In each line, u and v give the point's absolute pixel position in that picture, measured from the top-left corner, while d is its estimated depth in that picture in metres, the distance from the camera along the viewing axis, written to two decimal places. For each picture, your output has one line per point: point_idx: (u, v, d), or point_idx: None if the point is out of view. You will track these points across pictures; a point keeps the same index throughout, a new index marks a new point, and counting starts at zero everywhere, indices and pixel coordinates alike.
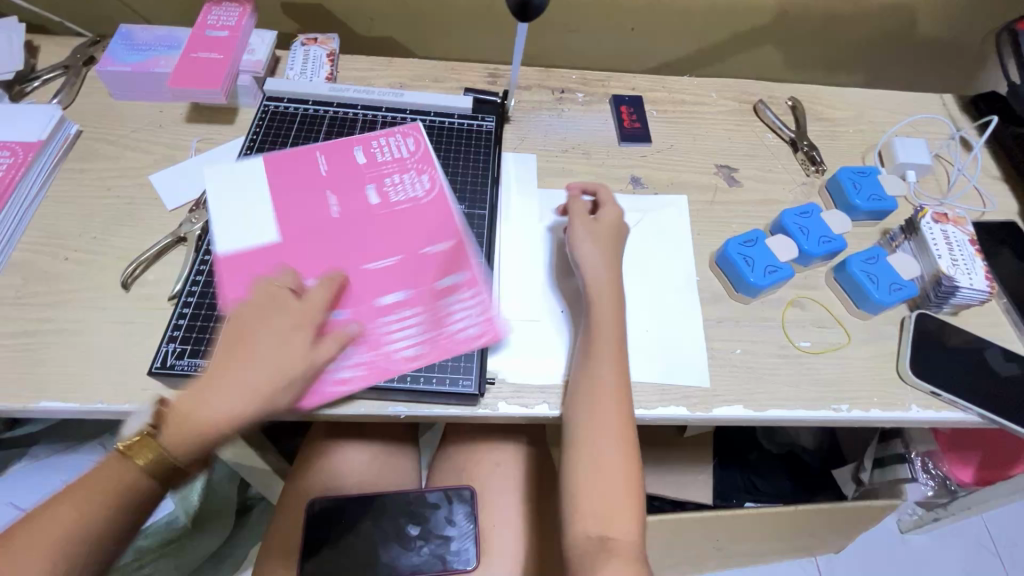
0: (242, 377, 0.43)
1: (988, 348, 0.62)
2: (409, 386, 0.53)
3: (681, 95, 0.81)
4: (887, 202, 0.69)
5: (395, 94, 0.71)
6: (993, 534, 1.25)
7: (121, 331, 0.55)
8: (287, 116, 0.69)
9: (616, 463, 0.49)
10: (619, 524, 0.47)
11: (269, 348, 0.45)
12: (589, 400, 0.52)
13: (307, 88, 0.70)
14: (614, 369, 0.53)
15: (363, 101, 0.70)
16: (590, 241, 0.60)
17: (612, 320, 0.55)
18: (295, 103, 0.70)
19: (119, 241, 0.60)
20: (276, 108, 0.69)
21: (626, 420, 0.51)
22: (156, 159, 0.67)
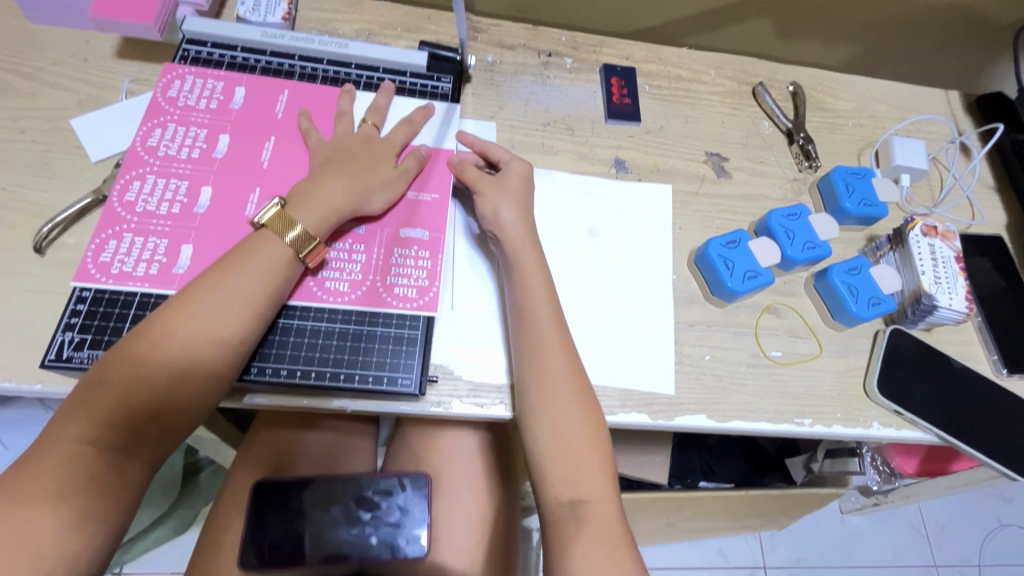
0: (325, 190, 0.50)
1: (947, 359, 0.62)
2: (354, 385, 0.49)
3: (678, 70, 0.75)
4: (878, 208, 0.66)
5: (339, 44, 0.61)
6: (926, 518, 1.32)
7: (32, 300, 0.49)
8: (212, 64, 0.59)
9: (578, 424, 0.48)
10: (592, 489, 0.46)
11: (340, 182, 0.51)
12: (540, 357, 0.50)
13: (233, 31, 0.59)
14: (552, 328, 0.50)
15: (301, 51, 0.61)
16: (505, 201, 0.55)
17: (545, 282, 0.52)
18: (222, 50, 0.60)
19: (33, 195, 0.53)
20: (197, 54, 0.59)
21: (579, 378, 0.50)
22: (80, 100, 0.58)
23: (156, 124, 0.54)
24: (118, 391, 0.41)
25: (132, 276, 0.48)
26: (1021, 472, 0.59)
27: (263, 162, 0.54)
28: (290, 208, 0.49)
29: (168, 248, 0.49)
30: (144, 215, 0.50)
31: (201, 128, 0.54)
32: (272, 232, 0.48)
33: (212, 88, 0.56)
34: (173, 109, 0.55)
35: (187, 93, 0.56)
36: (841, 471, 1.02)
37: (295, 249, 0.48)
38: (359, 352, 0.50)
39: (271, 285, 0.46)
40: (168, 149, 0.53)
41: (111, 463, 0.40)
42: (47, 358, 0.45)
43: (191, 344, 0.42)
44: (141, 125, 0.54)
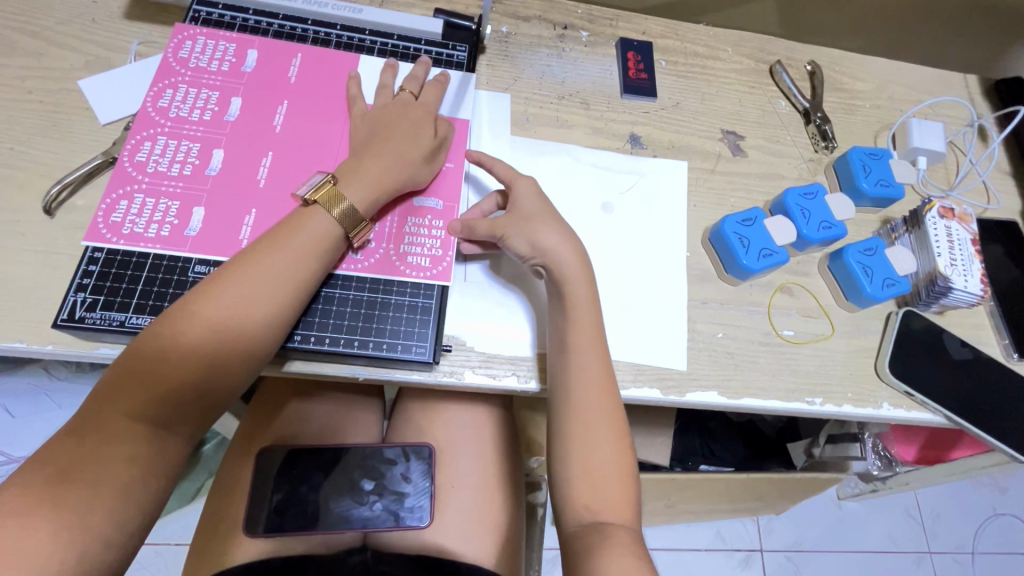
0: (373, 171, 0.50)
1: (946, 333, 0.62)
2: (368, 352, 0.49)
3: (695, 46, 0.73)
4: (895, 190, 0.65)
5: (353, 9, 0.60)
6: (922, 506, 1.33)
7: (43, 261, 0.48)
8: (224, 27, 0.57)
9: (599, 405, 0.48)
10: (617, 511, 0.45)
11: (383, 164, 0.50)
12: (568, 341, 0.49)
13: None
14: (594, 356, 0.49)
15: (314, 15, 0.59)
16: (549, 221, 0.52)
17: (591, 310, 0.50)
18: (233, 12, 0.58)
19: (42, 156, 0.52)
20: (209, 15, 0.58)
21: (604, 360, 0.49)
22: (88, 60, 0.57)
23: (168, 84, 0.53)
24: (163, 363, 0.40)
25: (143, 236, 0.47)
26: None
27: (276, 127, 0.53)
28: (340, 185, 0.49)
29: (180, 209, 0.48)
30: (156, 176, 0.49)
31: (213, 90, 0.53)
32: (320, 208, 0.47)
33: (224, 50, 0.55)
34: (184, 70, 0.54)
35: (199, 54, 0.55)
36: (841, 456, 1.04)
37: (343, 229, 0.47)
38: (369, 326, 0.50)
39: (314, 263, 0.46)
40: (179, 110, 0.52)
41: (154, 437, 0.40)
42: (59, 318, 0.45)
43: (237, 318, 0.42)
44: (152, 85, 0.53)
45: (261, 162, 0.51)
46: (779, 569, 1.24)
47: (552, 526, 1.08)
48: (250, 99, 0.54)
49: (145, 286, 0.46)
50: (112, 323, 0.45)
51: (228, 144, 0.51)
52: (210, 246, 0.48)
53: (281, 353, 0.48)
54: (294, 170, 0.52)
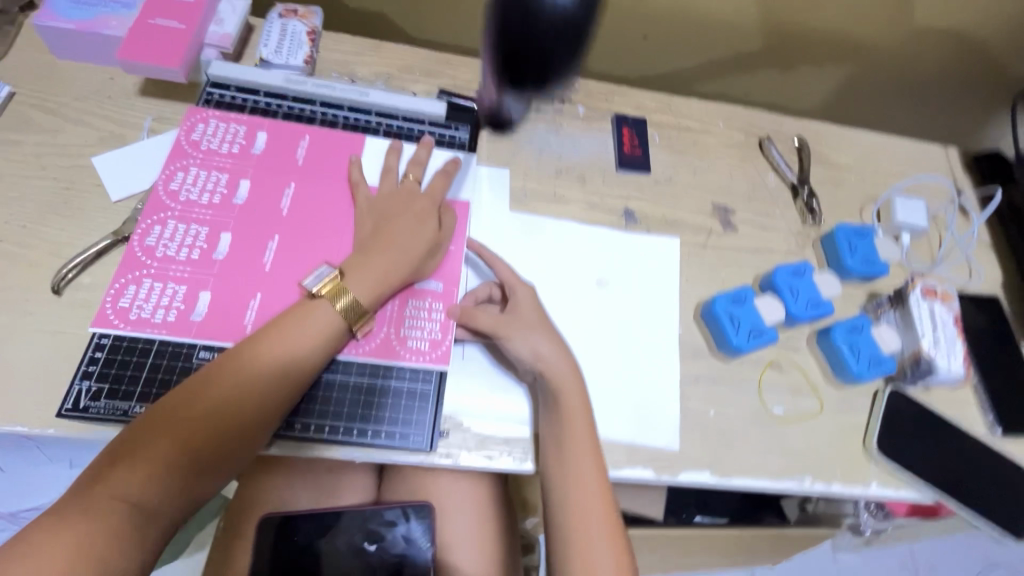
0: (377, 263, 0.51)
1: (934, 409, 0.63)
2: (366, 440, 0.50)
3: (687, 121, 0.77)
4: (879, 267, 0.68)
5: (359, 91, 0.62)
6: (916, 558, 1.33)
7: (48, 342, 0.49)
8: (235, 109, 0.60)
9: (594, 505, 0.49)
10: None
11: (387, 257, 0.52)
12: (564, 439, 0.50)
13: (258, 76, 0.61)
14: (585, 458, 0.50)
15: (323, 97, 0.62)
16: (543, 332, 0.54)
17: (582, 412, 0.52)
18: (245, 94, 0.61)
19: (52, 233, 0.54)
20: (221, 97, 0.60)
21: (596, 456, 0.51)
22: (103, 137, 0.59)
23: (179, 167, 0.55)
24: (160, 447, 0.41)
25: (149, 321, 0.48)
26: (1014, 534, 0.60)
27: (282, 210, 0.55)
28: (346, 278, 0.50)
29: (186, 294, 0.50)
30: (164, 260, 0.51)
31: (222, 173, 0.55)
32: (325, 301, 0.49)
33: (235, 133, 0.57)
34: (195, 153, 0.56)
35: (210, 137, 0.57)
36: (834, 511, 1.03)
37: (346, 320, 0.49)
38: (368, 412, 0.51)
39: (316, 350, 0.48)
40: (190, 194, 0.54)
41: (138, 525, 0.39)
42: (63, 407, 0.46)
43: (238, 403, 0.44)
44: (163, 168, 0.55)
45: (267, 245, 0.53)
46: None
47: None
48: (257, 182, 0.55)
49: (150, 372, 0.47)
50: (115, 411, 0.46)
51: (235, 228, 0.53)
52: (216, 331, 0.49)
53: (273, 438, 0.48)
54: (299, 253, 0.53)
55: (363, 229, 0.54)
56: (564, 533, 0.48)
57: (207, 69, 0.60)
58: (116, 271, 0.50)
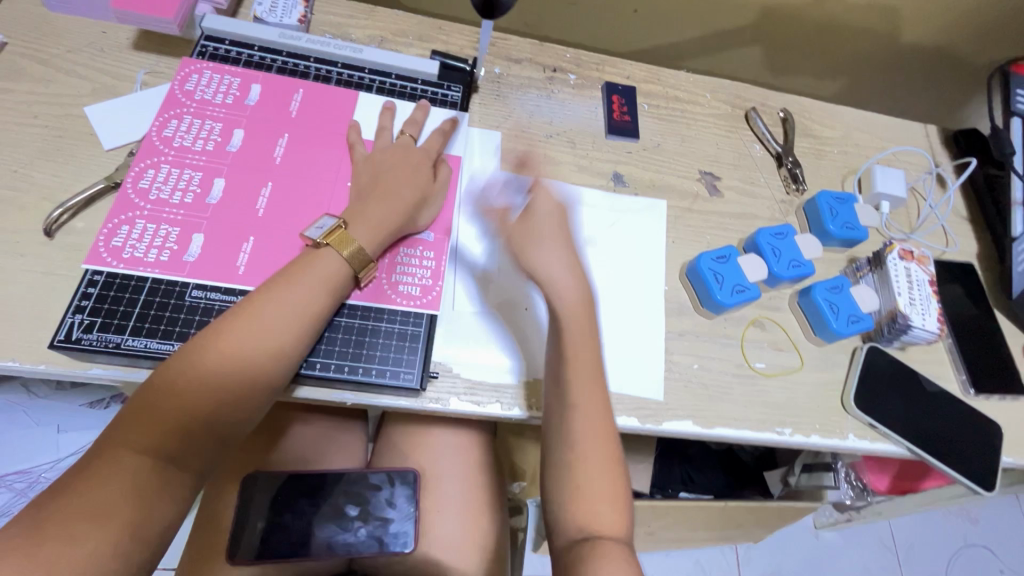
0: (378, 210, 0.53)
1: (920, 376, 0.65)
2: (358, 377, 0.51)
3: (675, 92, 0.78)
4: (859, 232, 0.69)
5: (353, 49, 0.63)
6: (896, 536, 1.36)
7: (39, 282, 0.49)
8: (228, 61, 0.60)
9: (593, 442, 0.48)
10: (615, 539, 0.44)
11: (385, 205, 0.53)
12: (560, 375, 0.50)
13: (252, 31, 0.61)
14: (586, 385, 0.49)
15: (317, 53, 0.63)
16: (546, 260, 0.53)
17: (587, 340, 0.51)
18: (239, 48, 0.61)
19: (44, 178, 0.54)
20: (215, 50, 0.60)
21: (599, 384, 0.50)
22: (95, 88, 0.59)
23: (173, 115, 0.55)
24: (180, 400, 0.43)
25: (143, 260, 0.49)
26: (985, 486, 0.63)
27: (276, 159, 0.55)
28: (349, 228, 0.52)
29: (180, 235, 0.50)
30: (157, 203, 0.51)
31: (216, 122, 0.56)
32: (331, 249, 0.50)
33: (229, 84, 0.58)
34: (189, 102, 0.56)
35: (204, 87, 0.57)
36: (815, 485, 1.04)
37: (351, 268, 0.51)
38: (361, 351, 0.52)
39: (324, 298, 0.49)
40: (184, 141, 0.54)
41: (166, 472, 0.42)
42: (55, 338, 0.46)
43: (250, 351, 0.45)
44: (157, 116, 0.55)
45: (261, 193, 0.54)
46: None
47: (533, 553, 1.08)
48: (251, 132, 0.56)
49: (142, 310, 0.48)
50: (108, 344, 0.47)
51: (229, 175, 0.54)
52: (209, 271, 0.50)
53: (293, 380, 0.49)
54: (291, 200, 0.54)
55: (358, 181, 0.55)
56: (563, 463, 0.47)
57: (199, 22, 0.61)
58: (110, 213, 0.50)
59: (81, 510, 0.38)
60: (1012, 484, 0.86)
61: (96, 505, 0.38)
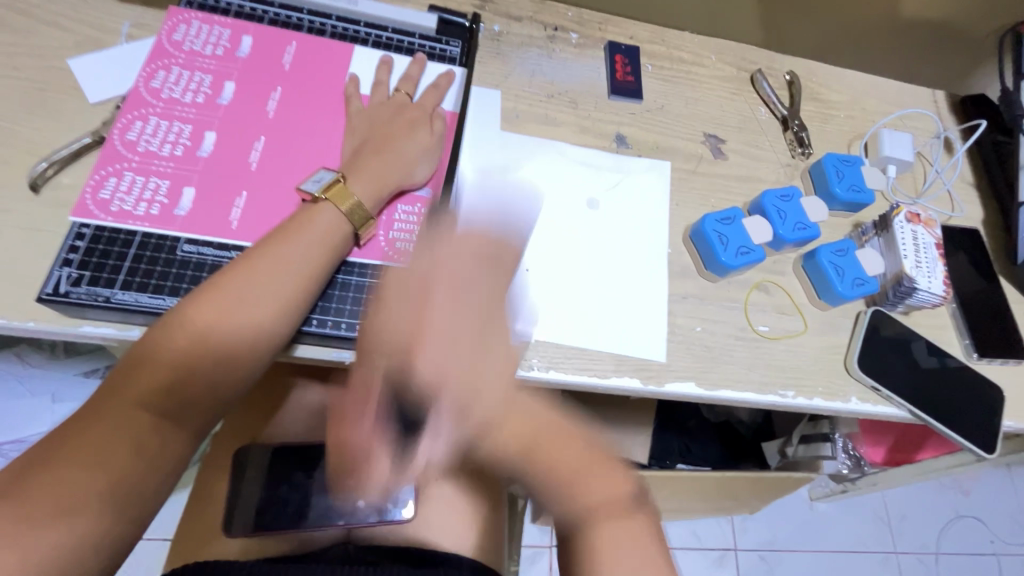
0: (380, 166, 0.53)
1: (914, 340, 0.65)
2: (355, 335, 0.52)
3: (680, 52, 0.76)
4: (865, 195, 0.68)
5: (347, 0, 0.61)
6: (889, 507, 1.38)
7: (26, 238, 0.48)
8: (217, 11, 0.58)
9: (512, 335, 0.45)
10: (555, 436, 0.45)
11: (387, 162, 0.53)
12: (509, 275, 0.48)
13: None
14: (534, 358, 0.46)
15: (310, 5, 0.60)
16: None
17: None
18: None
19: (29, 132, 0.52)
20: None
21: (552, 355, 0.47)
22: (78, 40, 0.57)
23: (161, 66, 0.53)
24: (178, 356, 0.42)
25: (132, 214, 0.48)
26: (986, 449, 0.63)
27: (269, 112, 0.54)
28: (348, 182, 0.51)
29: (170, 189, 0.49)
30: (146, 156, 0.50)
31: (206, 74, 0.54)
32: (331, 204, 0.49)
33: (218, 35, 0.56)
34: (177, 52, 0.54)
35: (193, 38, 0.55)
36: (812, 455, 1.06)
37: (351, 225, 0.50)
38: (360, 310, 0.53)
39: (323, 259, 0.48)
40: (173, 92, 0.52)
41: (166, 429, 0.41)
42: (43, 292, 0.45)
43: (247, 306, 0.44)
44: (145, 66, 0.53)
45: (254, 146, 0.52)
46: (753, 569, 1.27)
47: (532, 523, 1.09)
48: (241, 84, 0.54)
49: (133, 264, 0.46)
50: (98, 299, 0.45)
51: (220, 128, 0.52)
52: (202, 225, 0.48)
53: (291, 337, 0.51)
54: (285, 154, 0.52)
55: (355, 139, 0.54)
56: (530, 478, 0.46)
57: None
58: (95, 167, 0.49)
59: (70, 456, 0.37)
60: (1008, 451, 0.86)
61: (92, 455, 0.38)
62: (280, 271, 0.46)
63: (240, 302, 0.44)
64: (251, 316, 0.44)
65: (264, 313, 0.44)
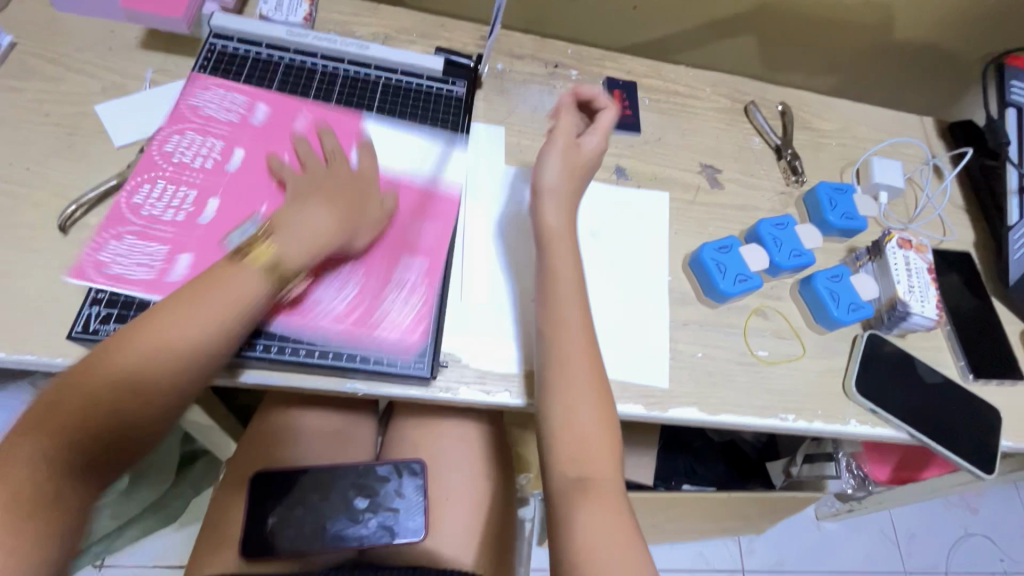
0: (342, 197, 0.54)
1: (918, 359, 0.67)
2: (369, 367, 0.52)
3: (676, 86, 0.79)
4: (858, 221, 0.71)
5: (359, 45, 0.64)
6: (896, 526, 1.37)
7: (55, 277, 0.50)
8: (238, 59, 0.62)
9: (589, 400, 0.50)
10: (599, 468, 0.48)
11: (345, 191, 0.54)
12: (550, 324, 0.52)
13: (260, 29, 0.63)
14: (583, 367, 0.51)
15: (324, 50, 0.64)
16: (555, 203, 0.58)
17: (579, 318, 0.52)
18: (247, 46, 0.63)
19: (59, 175, 0.55)
20: (224, 48, 0.62)
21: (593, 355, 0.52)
22: (104, 87, 0.60)
23: (177, 129, 0.57)
24: (116, 369, 0.43)
25: (147, 251, 0.51)
26: (985, 469, 0.64)
27: (270, 182, 0.56)
28: (307, 206, 0.52)
29: (183, 229, 0.52)
30: (167, 196, 0.54)
31: (219, 139, 0.57)
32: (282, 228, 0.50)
33: (235, 100, 0.59)
34: (195, 117, 0.57)
35: (211, 103, 0.59)
36: (817, 474, 1.04)
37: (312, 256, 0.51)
38: (349, 337, 0.52)
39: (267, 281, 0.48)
40: (184, 157, 0.56)
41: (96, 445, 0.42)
42: (74, 329, 0.47)
43: (215, 318, 0.46)
44: (162, 129, 0.56)
45: (250, 216, 0.54)
46: None
47: (539, 547, 1.09)
48: (246, 153, 0.57)
49: (153, 301, 0.49)
50: None
51: (222, 196, 0.54)
52: None
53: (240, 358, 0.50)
54: (277, 227, 0.54)
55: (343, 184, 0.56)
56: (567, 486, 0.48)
57: (207, 20, 0.62)
58: (114, 204, 0.53)
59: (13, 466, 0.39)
60: (1010, 470, 0.87)
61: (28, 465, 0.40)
62: (215, 292, 0.46)
63: (175, 322, 0.44)
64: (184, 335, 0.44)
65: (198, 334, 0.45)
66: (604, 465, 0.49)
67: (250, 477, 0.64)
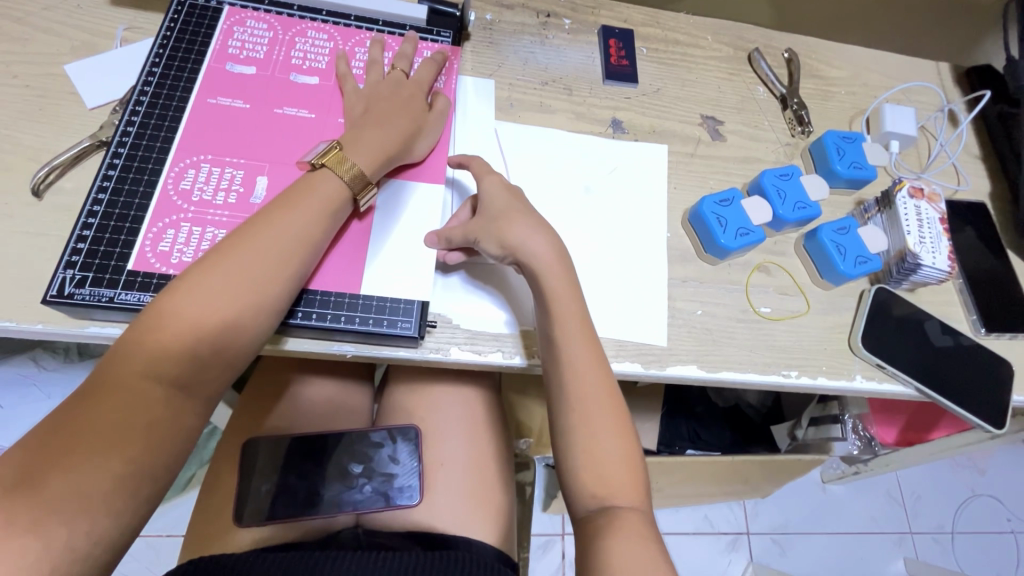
0: (377, 141, 0.53)
1: (928, 319, 0.64)
2: (356, 328, 0.50)
3: (675, 34, 0.75)
4: (867, 171, 0.67)
5: None
6: (902, 488, 1.37)
7: (31, 243, 0.49)
8: (210, 11, 0.58)
9: (610, 433, 0.49)
10: (622, 487, 0.47)
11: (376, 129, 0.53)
12: (556, 335, 0.50)
13: None
14: (603, 399, 0.49)
15: (301, 0, 0.61)
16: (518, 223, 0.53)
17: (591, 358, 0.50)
18: None
19: (28, 139, 0.53)
20: (195, 1, 0.59)
21: (609, 383, 0.50)
22: (73, 46, 0.57)
23: (237, 25, 0.58)
24: (191, 316, 0.42)
25: (206, 117, 0.53)
26: (995, 424, 0.62)
27: (295, 97, 0.56)
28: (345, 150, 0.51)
29: (247, 111, 0.54)
30: (258, 80, 0.56)
31: (275, 46, 0.58)
32: (331, 169, 0.50)
33: (324, 27, 0.60)
34: (274, 24, 0.59)
35: (302, 20, 0.60)
36: (824, 436, 1.05)
37: (351, 189, 0.50)
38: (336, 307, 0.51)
39: (323, 225, 0.48)
40: (237, 53, 0.57)
41: (177, 402, 0.42)
42: (49, 294, 0.46)
43: (262, 280, 0.45)
44: (226, 23, 0.58)
45: (262, 131, 0.54)
46: (765, 552, 1.27)
47: (543, 511, 1.11)
48: (286, 67, 0.57)
49: (161, 202, 0.50)
50: (100, 299, 0.46)
51: (249, 102, 0.55)
52: (180, 190, 0.50)
53: (281, 329, 0.50)
54: (281, 149, 0.53)
55: (353, 113, 0.55)
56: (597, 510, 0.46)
57: None
58: (207, 63, 0.56)
59: (103, 423, 0.38)
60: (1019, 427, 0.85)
61: (115, 413, 0.39)
62: (269, 234, 0.46)
63: (240, 259, 0.45)
64: (252, 277, 0.44)
65: (264, 271, 0.45)
66: (627, 484, 0.47)
67: (243, 445, 0.64)
